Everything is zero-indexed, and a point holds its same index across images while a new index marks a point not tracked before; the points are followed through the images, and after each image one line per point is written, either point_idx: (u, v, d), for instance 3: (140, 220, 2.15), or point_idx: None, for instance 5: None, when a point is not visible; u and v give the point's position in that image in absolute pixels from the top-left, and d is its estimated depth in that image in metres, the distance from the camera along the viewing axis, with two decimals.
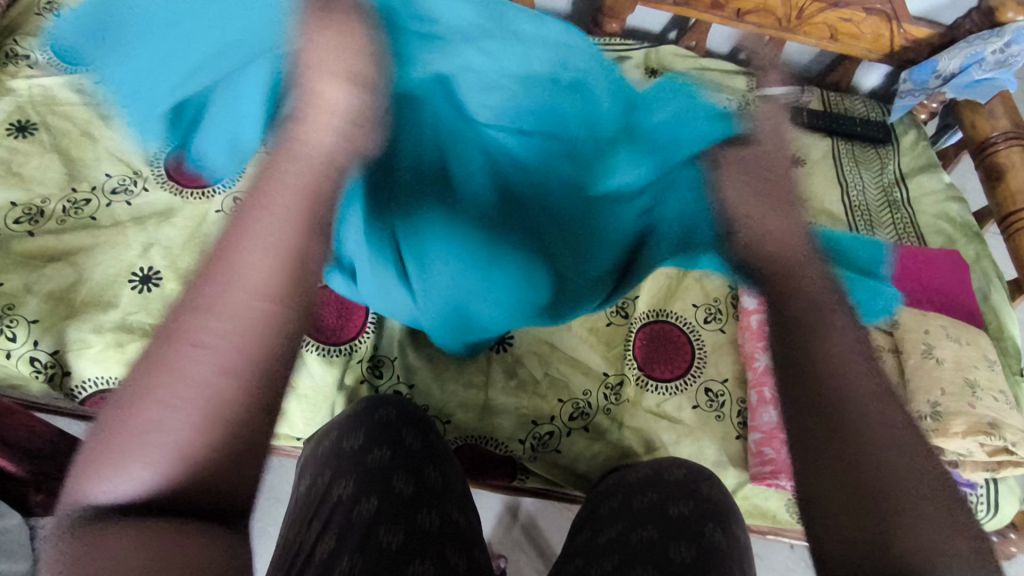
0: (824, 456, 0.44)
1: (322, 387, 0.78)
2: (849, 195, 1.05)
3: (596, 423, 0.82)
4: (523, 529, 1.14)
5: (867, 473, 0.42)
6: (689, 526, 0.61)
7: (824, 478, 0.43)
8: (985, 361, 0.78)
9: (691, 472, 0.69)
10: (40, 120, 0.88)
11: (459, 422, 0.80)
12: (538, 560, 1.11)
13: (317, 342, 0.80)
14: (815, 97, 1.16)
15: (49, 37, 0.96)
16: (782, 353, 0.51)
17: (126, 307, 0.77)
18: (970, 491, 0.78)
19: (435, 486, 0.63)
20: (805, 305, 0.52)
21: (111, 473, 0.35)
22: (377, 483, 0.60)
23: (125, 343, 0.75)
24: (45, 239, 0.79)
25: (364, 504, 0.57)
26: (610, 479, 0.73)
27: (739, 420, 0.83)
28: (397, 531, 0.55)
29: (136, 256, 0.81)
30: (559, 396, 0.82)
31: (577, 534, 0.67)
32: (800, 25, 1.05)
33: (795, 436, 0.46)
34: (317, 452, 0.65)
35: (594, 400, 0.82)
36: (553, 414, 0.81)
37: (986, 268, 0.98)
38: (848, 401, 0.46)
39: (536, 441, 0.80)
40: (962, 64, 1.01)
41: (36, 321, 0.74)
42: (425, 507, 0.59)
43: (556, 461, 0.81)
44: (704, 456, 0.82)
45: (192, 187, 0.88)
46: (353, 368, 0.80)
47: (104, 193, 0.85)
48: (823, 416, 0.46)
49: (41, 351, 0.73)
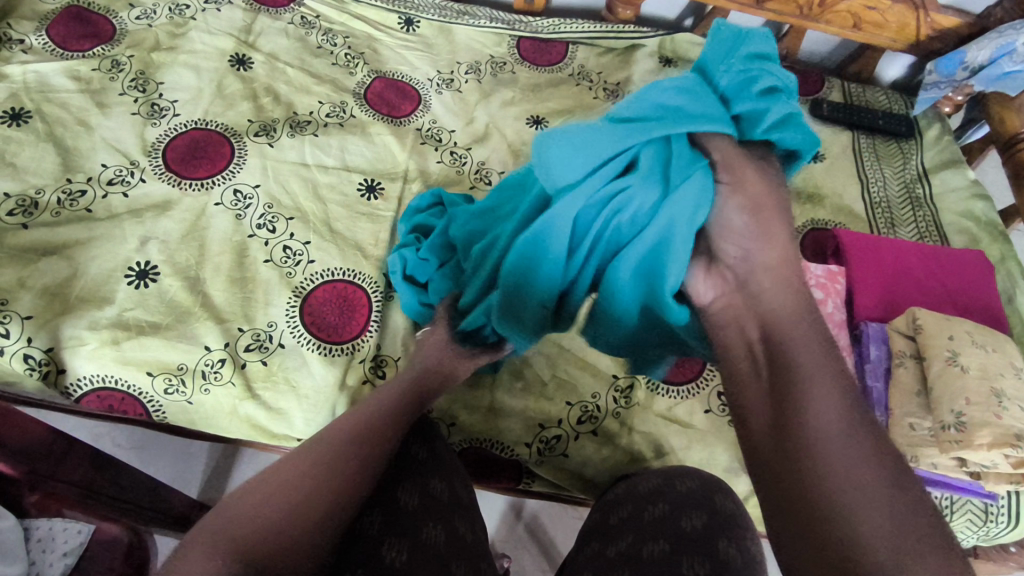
0: (791, 492, 0.47)
1: (324, 388, 0.76)
2: (869, 192, 1.01)
3: (605, 427, 0.79)
4: (527, 528, 1.12)
5: (818, 503, 0.45)
6: (702, 540, 0.59)
7: (786, 505, 0.47)
8: (1012, 370, 0.74)
9: (706, 483, 0.66)
10: (35, 108, 0.85)
11: (464, 425, 0.78)
12: (542, 559, 1.10)
13: (319, 341, 0.78)
14: (835, 88, 1.12)
15: (44, 20, 0.93)
16: (774, 414, 0.52)
17: (121, 304, 0.75)
18: (990, 502, 0.76)
19: (441, 496, 0.61)
20: (793, 364, 0.53)
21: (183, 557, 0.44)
22: (380, 496, 0.58)
23: (121, 340, 0.73)
24: (38, 232, 0.77)
25: (367, 517, 0.56)
26: (619, 487, 0.71)
27: None
28: (402, 545, 0.54)
29: (132, 250, 0.78)
30: (567, 399, 0.79)
31: (584, 545, 0.65)
32: (822, 12, 1.01)
33: (774, 507, 0.48)
34: None
35: (603, 403, 0.80)
36: (561, 417, 0.79)
37: (1011, 269, 0.95)
38: (822, 436, 0.48)
39: (543, 445, 0.78)
40: (993, 54, 0.96)
41: (29, 317, 0.72)
42: (430, 519, 0.58)
43: (564, 465, 0.78)
44: (716, 463, 0.79)
45: (190, 178, 0.85)
46: (355, 368, 0.78)
47: (101, 184, 0.82)
48: (784, 448, 0.49)
49: (34, 348, 0.71)
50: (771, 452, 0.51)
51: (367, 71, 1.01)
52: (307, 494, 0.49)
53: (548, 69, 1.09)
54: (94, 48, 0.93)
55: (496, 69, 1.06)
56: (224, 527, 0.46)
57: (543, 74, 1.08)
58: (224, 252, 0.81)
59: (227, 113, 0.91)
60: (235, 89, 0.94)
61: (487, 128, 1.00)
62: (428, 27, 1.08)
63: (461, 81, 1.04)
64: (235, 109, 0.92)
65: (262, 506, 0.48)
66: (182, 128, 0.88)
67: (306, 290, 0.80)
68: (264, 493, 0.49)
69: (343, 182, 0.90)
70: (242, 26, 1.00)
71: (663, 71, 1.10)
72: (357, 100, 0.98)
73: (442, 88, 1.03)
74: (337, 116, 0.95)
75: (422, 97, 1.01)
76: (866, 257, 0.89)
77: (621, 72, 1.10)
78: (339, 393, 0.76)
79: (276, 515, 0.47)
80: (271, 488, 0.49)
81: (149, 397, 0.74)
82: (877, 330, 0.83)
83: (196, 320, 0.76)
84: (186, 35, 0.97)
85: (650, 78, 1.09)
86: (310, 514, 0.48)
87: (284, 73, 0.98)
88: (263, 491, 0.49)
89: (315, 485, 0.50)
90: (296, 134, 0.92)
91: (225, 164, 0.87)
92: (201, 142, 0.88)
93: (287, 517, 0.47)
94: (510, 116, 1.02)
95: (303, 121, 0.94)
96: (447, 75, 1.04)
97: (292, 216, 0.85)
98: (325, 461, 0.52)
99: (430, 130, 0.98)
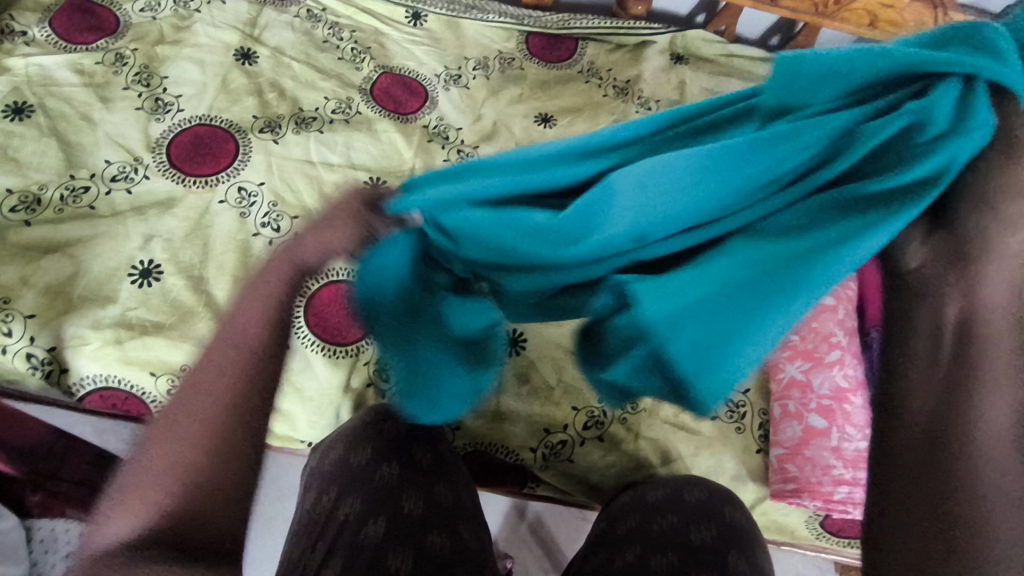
0: (919, 499, 0.42)
1: (328, 390, 0.75)
2: None
3: (611, 432, 0.78)
4: (531, 528, 1.12)
5: (951, 519, 0.40)
6: (710, 553, 0.58)
7: (908, 506, 0.42)
8: None
9: (713, 494, 0.66)
10: (37, 102, 0.84)
11: (469, 429, 0.77)
12: (544, 558, 1.10)
13: (323, 343, 0.77)
14: None
15: (47, 12, 0.92)
16: (929, 392, 0.43)
17: (124, 303, 0.74)
18: None
19: (446, 504, 0.61)
20: (961, 341, 0.42)
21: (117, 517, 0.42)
22: (384, 503, 0.58)
23: (124, 340, 0.73)
24: (41, 230, 0.76)
25: (371, 527, 0.55)
26: (624, 495, 0.71)
27: (760, 433, 0.80)
28: (406, 555, 0.54)
29: (136, 248, 0.78)
30: (574, 403, 0.79)
31: (590, 553, 0.64)
32: (838, 11, 0.99)
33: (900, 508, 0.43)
34: (323, 468, 0.62)
35: (610, 408, 0.79)
36: (567, 423, 0.78)
37: None
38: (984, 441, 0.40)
39: (548, 450, 0.78)
40: None
41: (32, 316, 0.71)
42: (435, 527, 0.58)
43: (569, 470, 0.78)
44: (723, 470, 0.78)
45: (194, 175, 0.84)
46: (360, 370, 0.77)
47: (104, 180, 0.81)
48: (931, 442, 0.42)
49: (37, 347, 0.71)
50: (913, 441, 0.43)
51: (374, 66, 1.00)
52: (223, 443, 0.45)
53: (557, 66, 1.07)
54: (97, 41, 0.91)
55: (504, 66, 1.05)
56: (129, 516, 0.42)
57: (552, 70, 1.06)
58: (228, 251, 0.80)
59: (232, 108, 0.90)
60: (240, 84, 0.92)
61: (495, 126, 0.99)
62: (436, 21, 1.07)
63: (468, 77, 1.02)
64: (240, 104, 0.90)
65: (181, 458, 0.44)
66: (186, 124, 0.87)
67: (310, 290, 0.79)
68: (188, 442, 0.45)
69: (348, 181, 0.88)
70: (247, 19, 0.98)
71: (674, 68, 1.08)
72: (364, 96, 0.96)
73: (450, 84, 1.01)
74: (343, 112, 0.94)
75: (429, 93, 1.00)
76: None
77: (631, 69, 1.08)
78: (343, 396, 0.76)
79: (212, 471, 0.44)
80: (186, 433, 0.46)
81: (152, 397, 0.73)
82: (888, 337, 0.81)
83: (199, 320, 0.75)
84: (191, 28, 0.95)
85: (660, 76, 1.07)
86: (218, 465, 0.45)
87: (289, 68, 0.96)
88: (177, 446, 0.45)
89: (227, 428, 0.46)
90: (302, 130, 0.90)
91: (229, 161, 0.86)
92: (205, 138, 0.87)
93: (210, 465, 0.45)
94: (518, 114, 1.00)
95: (309, 118, 0.92)
96: (455, 71, 1.02)
97: (297, 214, 0.84)
98: (225, 377, 0.48)
99: (437, 127, 0.96)
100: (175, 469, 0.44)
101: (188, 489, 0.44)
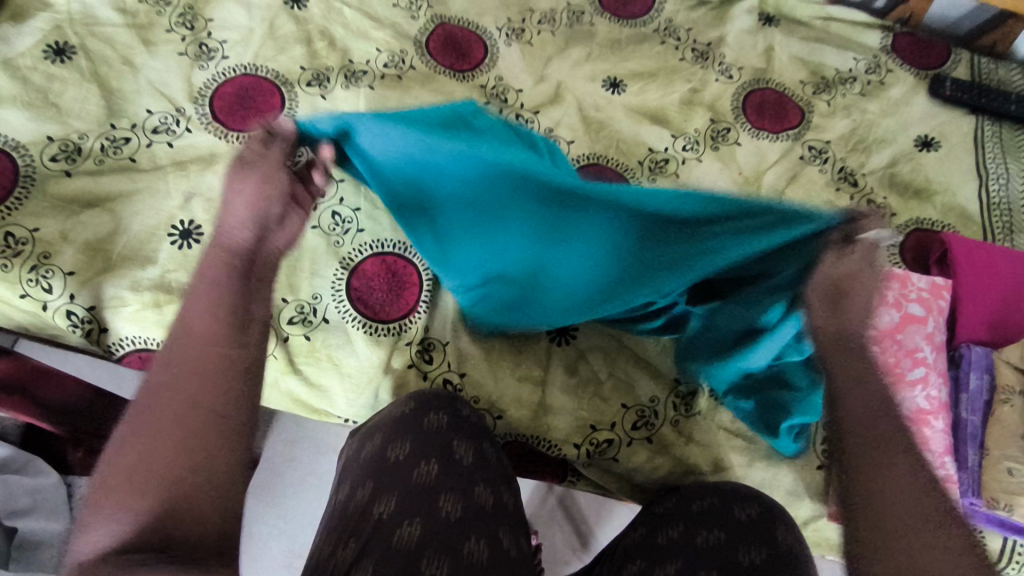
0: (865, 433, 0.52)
1: (368, 368, 0.72)
2: (987, 189, 0.88)
3: (661, 434, 0.74)
4: (559, 501, 1.10)
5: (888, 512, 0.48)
6: None
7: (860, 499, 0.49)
8: None
9: (766, 512, 0.65)
10: (78, 43, 0.80)
11: (512, 419, 0.74)
12: (573, 535, 1.08)
13: (364, 319, 0.74)
14: (962, 63, 0.97)
15: None
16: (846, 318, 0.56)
17: (164, 264, 0.72)
18: None
19: (486, 506, 0.58)
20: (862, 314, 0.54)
21: (89, 529, 0.41)
22: (423, 503, 0.56)
23: (163, 304, 0.70)
24: (81, 182, 0.73)
25: (407, 528, 0.54)
26: (668, 500, 0.70)
27: (823, 447, 0.74)
28: (442, 561, 0.52)
29: (176, 207, 0.74)
30: (623, 401, 0.74)
31: (629, 563, 0.64)
32: None
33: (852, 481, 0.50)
34: (359, 458, 0.60)
35: (662, 408, 0.74)
36: (614, 420, 0.74)
37: None
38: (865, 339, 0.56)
39: (593, 447, 0.73)
40: None
41: (72, 274, 0.69)
42: (473, 532, 0.55)
43: (611, 468, 0.74)
44: (778, 484, 0.73)
45: (238, 131, 0.79)
46: (401, 350, 0.73)
47: (145, 131, 0.77)
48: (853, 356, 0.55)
49: (77, 306, 0.69)
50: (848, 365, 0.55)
51: (430, 15, 0.92)
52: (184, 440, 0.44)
53: (630, 23, 0.97)
54: None
55: (572, 20, 0.96)
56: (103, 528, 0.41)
57: (625, 28, 0.96)
58: None
59: (279, 58, 0.84)
60: (288, 31, 0.86)
61: (558, 88, 0.90)
62: None
63: (532, 31, 0.94)
64: (287, 54, 0.85)
65: (155, 466, 0.43)
66: (231, 74, 0.82)
67: (354, 262, 0.76)
68: (145, 439, 0.44)
69: None
70: None
71: (762, 31, 0.98)
72: (418, 50, 0.89)
73: (512, 39, 0.93)
74: (395, 66, 0.87)
75: (490, 48, 0.92)
76: (978, 269, 0.77)
77: (714, 30, 0.97)
78: (383, 376, 0.73)
79: (172, 472, 0.43)
80: (147, 429, 0.45)
81: None
82: (979, 355, 0.74)
83: None
84: None
85: (745, 39, 0.97)
86: (187, 472, 0.43)
87: (340, 14, 0.89)
88: (136, 450, 0.44)
89: (181, 412, 0.45)
90: (351, 86, 0.84)
91: (274, 117, 0.81)
92: (250, 91, 0.82)
93: (165, 462, 0.44)
94: (585, 77, 0.91)
95: (359, 71, 0.86)
96: (518, 24, 0.94)
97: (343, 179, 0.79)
98: (178, 363, 0.47)
99: (495, 88, 0.89)
100: (136, 470, 0.43)
101: (145, 492, 0.42)
